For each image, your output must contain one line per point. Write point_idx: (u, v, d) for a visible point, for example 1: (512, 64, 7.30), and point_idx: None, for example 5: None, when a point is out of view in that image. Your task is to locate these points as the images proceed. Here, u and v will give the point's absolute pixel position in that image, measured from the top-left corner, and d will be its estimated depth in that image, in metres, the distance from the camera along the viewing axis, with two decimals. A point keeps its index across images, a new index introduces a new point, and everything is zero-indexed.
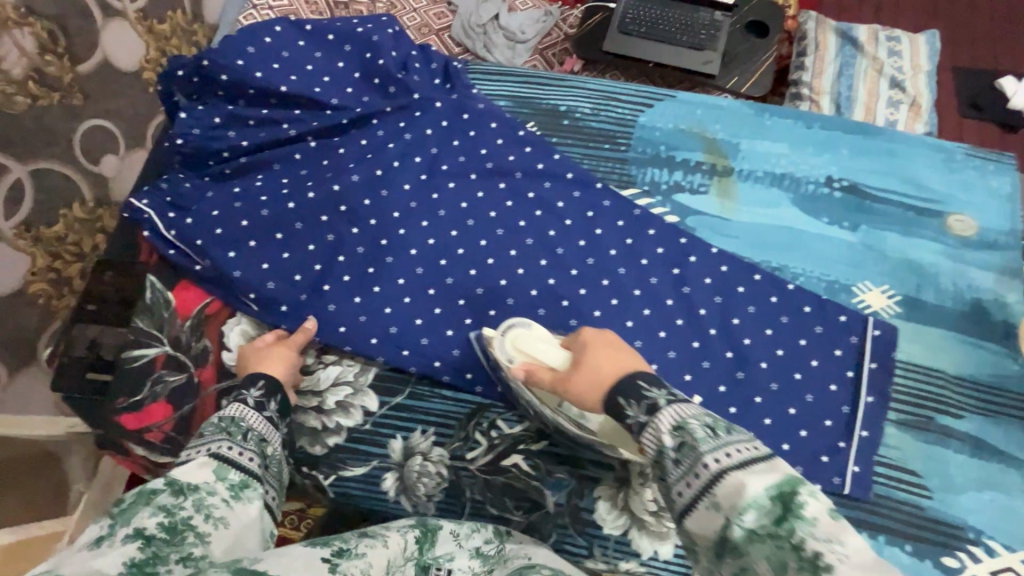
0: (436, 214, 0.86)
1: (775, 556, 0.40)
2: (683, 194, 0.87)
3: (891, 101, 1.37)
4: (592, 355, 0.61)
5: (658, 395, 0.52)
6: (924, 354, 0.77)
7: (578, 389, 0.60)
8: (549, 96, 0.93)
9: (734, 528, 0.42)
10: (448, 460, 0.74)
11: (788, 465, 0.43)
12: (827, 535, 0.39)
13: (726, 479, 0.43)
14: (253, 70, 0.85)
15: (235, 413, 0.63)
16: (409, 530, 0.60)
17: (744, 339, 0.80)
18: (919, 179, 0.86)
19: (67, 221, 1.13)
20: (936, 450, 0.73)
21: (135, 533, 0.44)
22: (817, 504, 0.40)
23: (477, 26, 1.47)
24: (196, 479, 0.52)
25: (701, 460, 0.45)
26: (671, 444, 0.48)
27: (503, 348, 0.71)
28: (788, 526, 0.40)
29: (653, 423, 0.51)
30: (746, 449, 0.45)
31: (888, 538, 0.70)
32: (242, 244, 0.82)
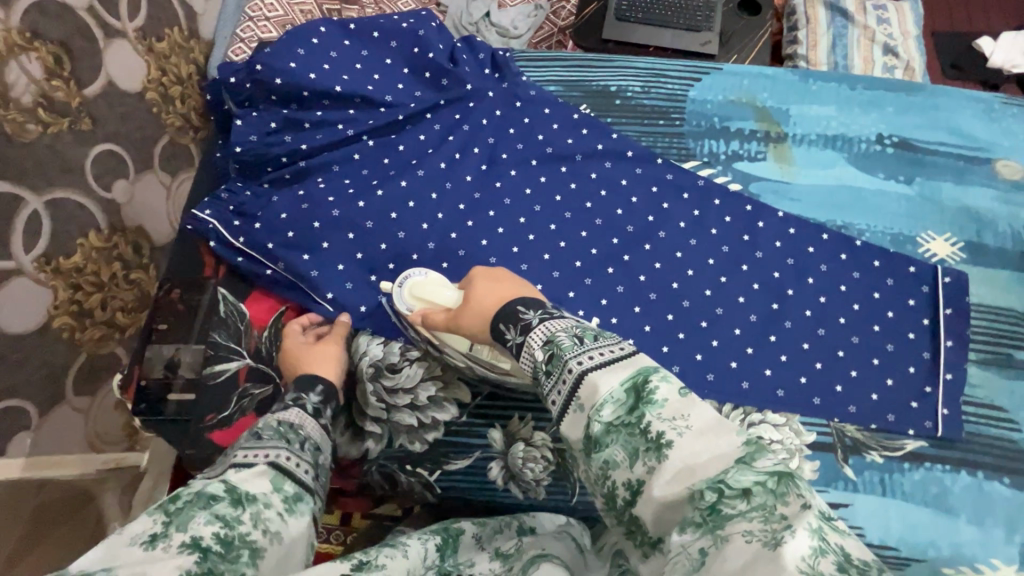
0: (502, 203, 0.85)
1: (629, 443, 0.44)
2: (742, 162, 0.88)
3: (886, 67, 1.41)
4: (476, 290, 0.65)
5: (532, 316, 0.57)
6: (992, 295, 0.80)
7: (468, 321, 0.65)
8: (598, 78, 0.94)
9: (594, 424, 0.46)
10: (552, 443, 0.74)
11: (643, 360, 0.49)
12: (671, 415, 0.44)
13: (585, 378, 0.48)
14: (307, 72, 0.83)
15: (294, 418, 0.61)
16: (431, 537, 0.61)
17: (820, 297, 0.81)
18: (967, 130, 0.89)
19: (85, 251, 1.02)
20: (1017, 385, 0.76)
21: (192, 541, 0.43)
22: (666, 388, 0.46)
23: (469, 24, 1.46)
24: (256, 489, 0.50)
25: (567, 365, 0.50)
26: (542, 357, 0.52)
27: (403, 300, 0.75)
28: (638, 413, 0.45)
29: (526, 343, 0.55)
30: (610, 350, 0.50)
31: (987, 474, 0.73)
32: (314, 247, 0.80)
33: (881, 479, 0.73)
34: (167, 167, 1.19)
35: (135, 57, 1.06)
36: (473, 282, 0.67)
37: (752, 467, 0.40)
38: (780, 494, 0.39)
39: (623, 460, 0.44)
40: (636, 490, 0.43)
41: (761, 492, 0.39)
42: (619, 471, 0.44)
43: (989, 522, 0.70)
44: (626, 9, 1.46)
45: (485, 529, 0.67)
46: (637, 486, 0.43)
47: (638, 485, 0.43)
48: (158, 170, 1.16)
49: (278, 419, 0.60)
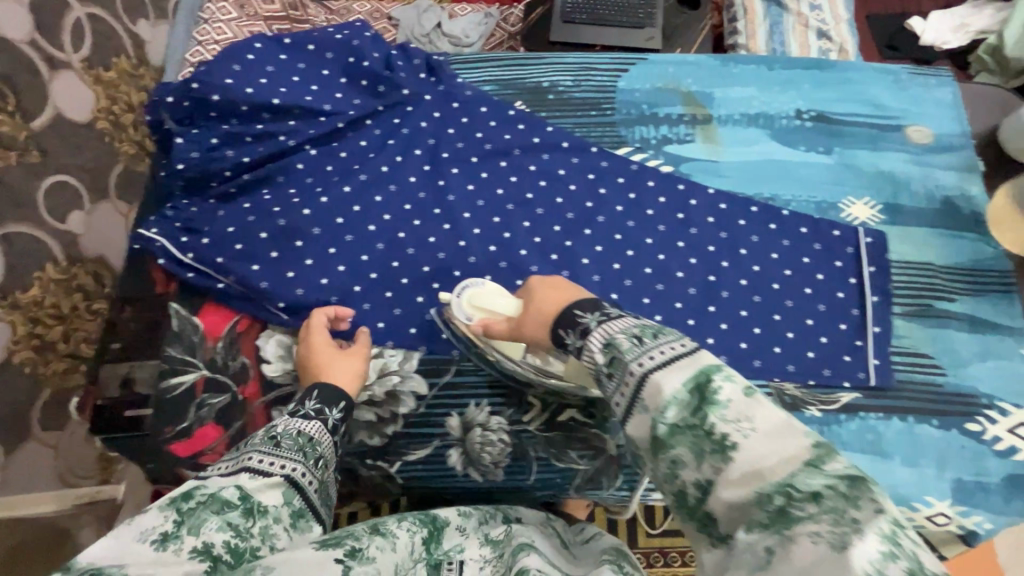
0: (447, 200, 0.88)
1: (695, 447, 0.42)
2: (672, 145, 0.92)
3: (822, 50, 1.49)
4: (536, 297, 0.64)
5: (590, 319, 0.54)
6: (913, 252, 0.86)
7: (529, 324, 0.64)
8: (530, 74, 0.97)
9: (659, 425, 0.43)
10: (508, 426, 0.76)
11: (706, 355, 0.45)
12: (736, 415, 0.41)
13: (649, 380, 0.45)
14: (243, 88, 0.86)
15: (313, 432, 0.61)
16: (416, 530, 0.58)
17: (754, 266, 0.85)
18: (878, 100, 0.95)
19: (42, 283, 1.01)
20: (940, 332, 0.81)
21: (203, 548, 0.45)
22: (731, 387, 0.43)
23: (422, 35, 1.58)
24: (268, 501, 0.52)
25: (628, 367, 0.47)
26: (603, 360, 0.50)
27: (461, 309, 0.76)
28: (702, 414, 0.42)
29: (585, 346, 0.53)
30: (672, 348, 0.46)
31: (918, 417, 0.77)
32: (262, 257, 0.82)
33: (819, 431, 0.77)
34: (126, 194, 1.19)
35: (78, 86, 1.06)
36: (532, 289, 0.66)
37: (822, 470, 0.38)
38: (853, 498, 0.36)
39: (689, 460, 0.42)
40: (706, 489, 0.41)
41: (833, 496, 0.36)
42: (688, 471, 0.42)
43: (921, 462, 0.75)
44: (571, 12, 1.49)
45: (470, 519, 0.66)
46: (706, 485, 0.41)
47: (708, 485, 0.41)
48: (116, 199, 1.16)
49: (298, 429, 0.60)
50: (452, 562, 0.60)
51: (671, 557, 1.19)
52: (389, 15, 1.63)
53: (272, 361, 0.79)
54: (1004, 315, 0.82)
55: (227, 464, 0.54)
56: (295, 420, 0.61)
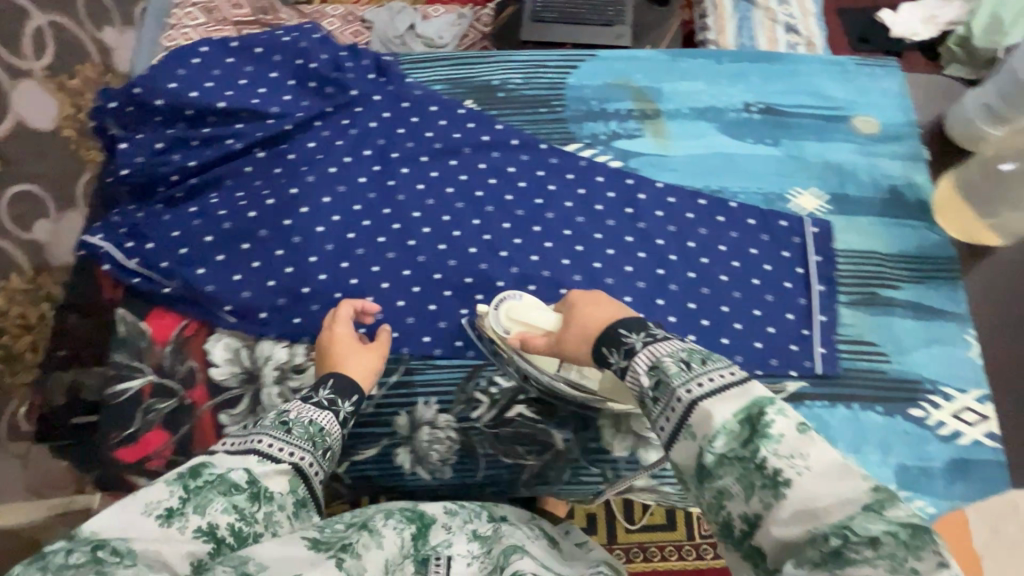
0: (396, 200, 0.88)
1: (745, 477, 0.43)
2: (621, 140, 0.93)
3: (790, 45, 1.45)
4: (576, 312, 0.65)
5: (635, 339, 0.55)
6: (858, 241, 0.86)
7: (571, 343, 0.64)
8: (481, 73, 0.97)
9: (707, 455, 0.45)
10: (457, 424, 0.77)
11: (756, 385, 0.47)
12: (789, 450, 0.42)
13: (698, 406, 0.47)
14: (188, 91, 0.86)
15: (325, 423, 0.61)
16: (404, 527, 0.60)
17: (702, 258, 0.86)
18: (825, 91, 0.96)
19: (7, 293, 1.12)
20: (885, 320, 0.82)
21: (208, 529, 0.48)
22: (784, 421, 0.44)
23: (395, 38, 1.60)
24: (275, 488, 0.53)
25: (676, 394, 0.48)
26: (649, 383, 0.51)
27: (499, 320, 0.74)
28: (753, 447, 0.43)
29: (630, 366, 0.54)
30: (721, 377, 0.48)
31: (862, 405, 0.78)
32: (209, 260, 0.82)
33: None
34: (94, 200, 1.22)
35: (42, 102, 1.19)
36: (572, 304, 0.66)
37: (882, 515, 0.39)
38: (913, 548, 0.37)
39: (738, 492, 0.43)
40: (755, 522, 0.43)
41: (891, 542, 0.37)
42: (735, 503, 0.44)
43: (865, 448, 0.76)
44: (542, 11, 1.46)
45: (454, 518, 0.66)
46: (754, 518, 0.43)
47: (756, 519, 0.43)
48: (83, 208, 1.21)
49: (309, 419, 0.60)
50: (439, 558, 0.59)
51: (650, 552, 1.18)
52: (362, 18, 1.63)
53: (220, 365, 0.79)
54: (948, 301, 0.83)
55: (237, 441, 0.55)
56: (308, 408, 0.61)
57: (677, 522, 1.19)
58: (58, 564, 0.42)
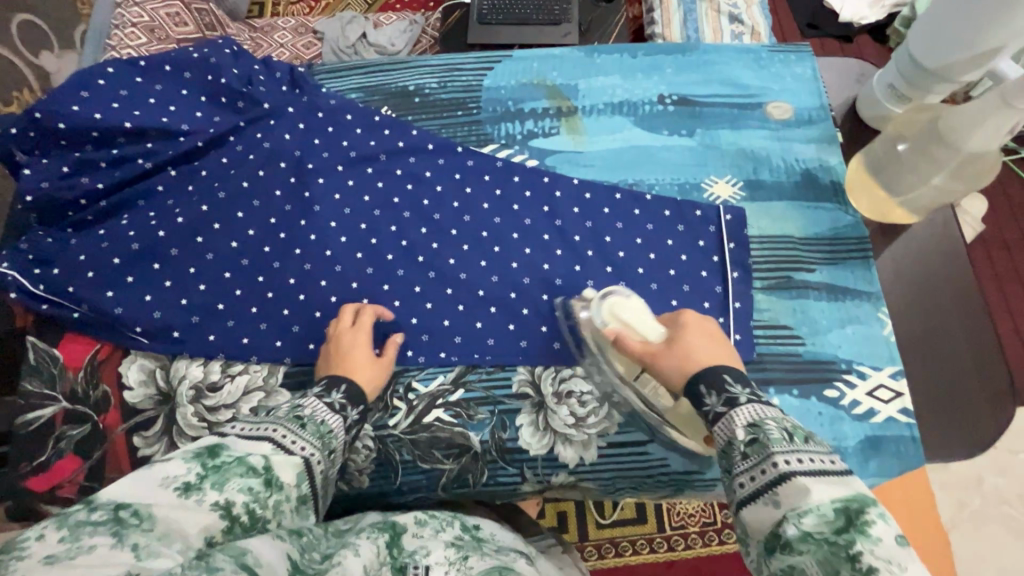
0: (313, 211, 0.88)
1: (829, 561, 0.42)
2: (537, 139, 0.93)
3: (734, 35, 1.40)
4: (687, 339, 0.66)
5: (740, 393, 0.57)
6: (773, 226, 0.87)
7: (664, 364, 0.65)
8: (395, 79, 0.97)
9: (790, 527, 0.46)
10: (373, 432, 0.76)
11: (857, 483, 0.48)
12: (887, 555, 0.42)
13: (791, 480, 0.48)
14: (92, 113, 0.85)
15: (335, 426, 0.62)
16: (377, 535, 0.58)
17: (619, 252, 0.86)
18: (738, 79, 0.96)
19: None
20: (800, 303, 0.83)
21: (224, 505, 0.48)
22: (884, 526, 0.43)
23: (347, 47, 1.59)
24: (286, 478, 0.53)
25: (772, 458, 0.50)
26: (744, 438, 0.53)
27: (598, 310, 0.75)
28: (847, 538, 0.43)
29: (729, 415, 0.56)
30: (824, 461, 0.50)
31: (778, 388, 0.78)
32: (120, 282, 0.81)
33: None
34: None
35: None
36: (686, 329, 0.67)
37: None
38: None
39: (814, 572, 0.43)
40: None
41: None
42: None
43: None
44: (488, 13, 1.46)
45: (425, 527, 0.63)
46: None
47: None
48: None
49: (322, 419, 0.61)
50: (416, 566, 0.54)
51: (622, 546, 1.18)
52: (313, 30, 1.62)
53: (134, 387, 0.79)
54: (862, 281, 0.84)
55: (248, 426, 0.55)
56: (322, 408, 0.62)
57: (647, 515, 1.19)
58: (81, 519, 0.43)
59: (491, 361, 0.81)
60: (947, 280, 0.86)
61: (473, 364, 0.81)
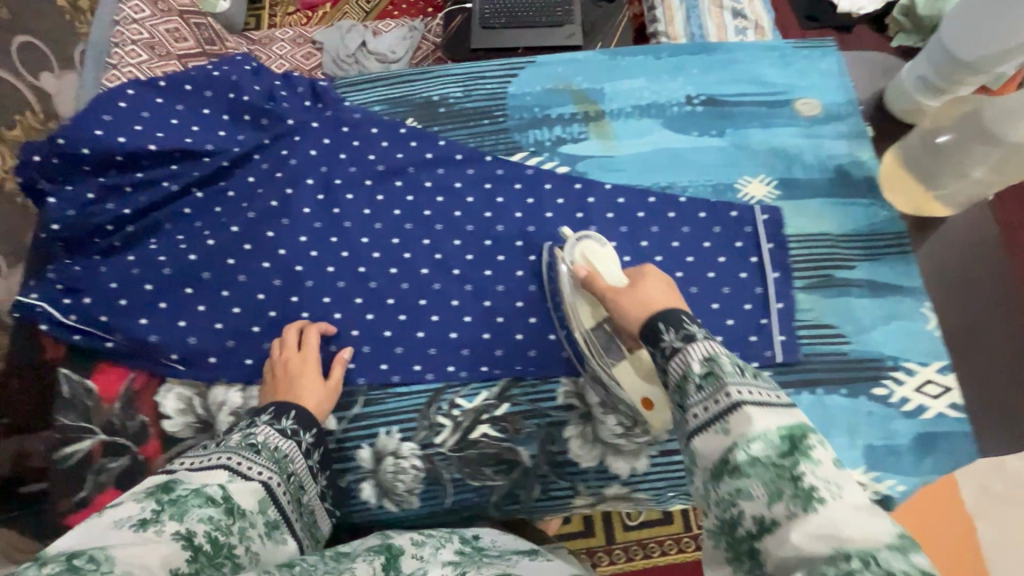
0: (343, 227, 0.86)
1: (774, 483, 0.41)
2: (567, 145, 0.92)
3: (738, 30, 1.39)
4: (647, 283, 0.69)
5: (698, 330, 0.56)
6: (810, 224, 0.86)
7: (625, 304, 0.68)
8: (419, 90, 0.96)
9: (739, 452, 0.44)
10: (421, 451, 0.75)
11: (801, 414, 0.46)
12: (826, 476, 0.41)
13: (740, 408, 0.46)
14: (115, 137, 0.83)
15: (289, 451, 0.64)
16: (374, 557, 0.56)
17: (657, 257, 0.85)
18: (764, 77, 0.95)
19: None
20: (842, 301, 0.82)
21: (185, 534, 0.48)
22: (824, 452, 0.43)
23: (347, 57, 1.56)
24: (247, 505, 0.55)
25: (725, 388, 0.48)
26: (699, 370, 0.51)
27: (570, 252, 0.79)
28: (792, 460, 0.42)
29: (685, 350, 0.54)
30: (770, 393, 0.48)
31: (826, 389, 0.78)
32: (154, 309, 0.79)
33: None
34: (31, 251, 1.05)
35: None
36: (645, 275, 0.70)
37: (907, 557, 0.36)
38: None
39: (760, 496, 0.42)
40: (768, 527, 0.41)
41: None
42: (752, 505, 0.42)
43: (832, 433, 0.75)
44: (491, 16, 1.41)
45: (422, 548, 0.62)
46: (768, 524, 0.41)
47: (772, 525, 0.41)
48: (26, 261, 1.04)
49: (275, 444, 0.63)
50: None
51: (650, 548, 1.17)
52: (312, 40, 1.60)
53: (172, 416, 0.77)
54: (903, 277, 0.83)
55: (200, 460, 0.57)
56: (275, 434, 0.64)
57: (674, 515, 1.18)
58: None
59: (535, 373, 0.79)
60: (998, 283, 0.85)
61: (517, 377, 0.79)
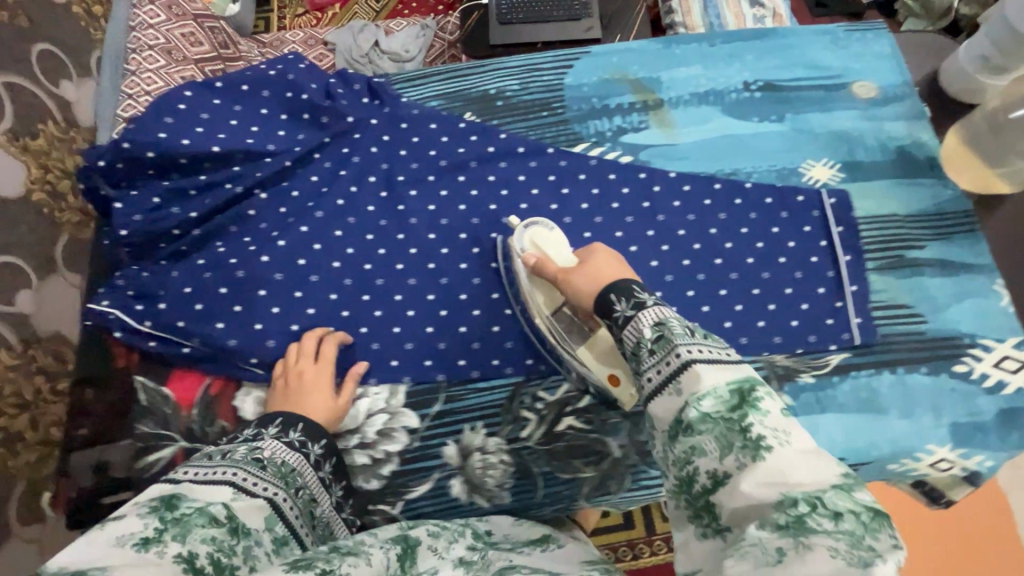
0: (409, 223, 0.85)
1: (724, 436, 0.45)
2: (628, 134, 0.92)
3: (756, 18, 1.34)
4: (595, 261, 0.71)
5: (647, 297, 0.59)
6: (876, 205, 0.87)
7: (577, 283, 0.69)
8: (476, 83, 0.95)
9: (691, 410, 0.48)
10: (507, 446, 0.75)
11: (748, 370, 0.50)
12: (774, 425, 0.45)
13: (692, 366, 0.50)
14: (179, 139, 0.82)
15: (297, 464, 0.63)
16: (390, 546, 0.58)
17: (726, 244, 0.85)
18: (819, 61, 0.96)
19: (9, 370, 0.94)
20: (915, 281, 0.82)
21: (187, 556, 0.46)
22: (771, 402, 0.47)
23: (361, 56, 1.54)
24: (252, 524, 0.53)
25: (675, 350, 0.52)
26: (651, 336, 0.54)
27: (520, 240, 0.79)
28: (741, 412, 0.46)
29: (636, 318, 0.57)
30: (720, 351, 0.52)
31: (907, 368, 0.78)
32: (228, 313, 0.78)
33: (816, 399, 0.77)
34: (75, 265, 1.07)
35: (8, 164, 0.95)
36: (593, 255, 0.72)
37: (852, 495, 0.40)
38: (871, 529, 0.38)
39: (712, 449, 0.46)
40: (720, 481, 0.45)
41: (854, 519, 0.38)
42: (705, 459, 0.46)
43: (918, 412, 0.76)
44: (508, 12, 1.35)
45: (438, 539, 0.62)
46: (721, 477, 0.45)
47: (723, 476, 0.45)
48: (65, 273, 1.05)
49: (282, 459, 0.62)
50: None
51: None
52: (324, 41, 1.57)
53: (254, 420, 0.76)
54: (973, 254, 0.84)
55: (205, 471, 0.55)
56: (282, 448, 0.62)
57: None
58: None
59: None
60: None
61: None
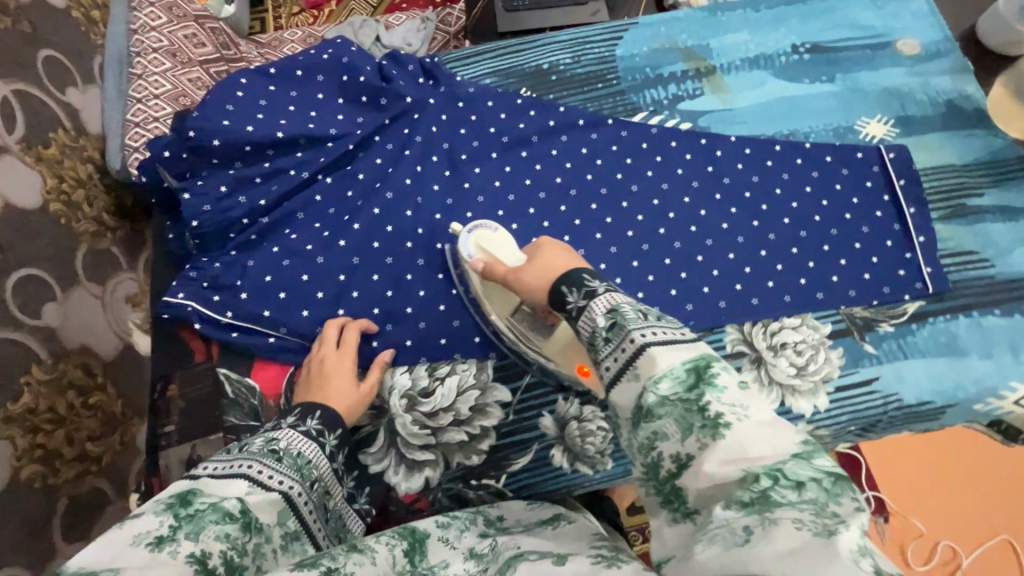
0: (476, 201, 0.85)
1: (684, 418, 0.42)
2: (685, 102, 0.92)
3: None
4: (543, 253, 0.66)
5: (598, 284, 0.54)
6: (933, 157, 0.89)
7: (526, 278, 0.64)
8: (528, 59, 0.95)
9: (649, 395, 0.44)
10: (603, 413, 0.75)
11: (704, 347, 0.46)
12: (731, 401, 0.42)
13: (646, 352, 0.46)
14: (243, 126, 0.79)
15: (312, 455, 0.60)
16: (397, 543, 0.56)
17: (793, 203, 0.86)
18: (862, 21, 0.97)
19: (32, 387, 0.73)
20: (978, 228, 0.84)
21: (200, 556, 0.44)
22: (728, 376, 0.44)
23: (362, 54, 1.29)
24: (265, 519, 0.51)
25: (629, 335, 0.47)
26: (604, 323, 0.50)
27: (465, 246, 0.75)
28: (698, 392, 0.43)
29: (588, 307, 0.52)
30: (675, 332, 0.48)
31: (981, 311, 0.80)
32: (311, 300, 0.77)
33: (898, 345, 0.79)
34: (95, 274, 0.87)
35: (21, 171, 0.76)
36: (540, 248, 0.67)
37: (811, 463, 0.38)
38: (834, 494, 0.37)
39: (673, 434, 0.42)
40: (684, 464, 0.41)
41: (816, 487, 0.37)
42: (668, 444, 0.42)
43: (997, 352, 0.78)
44: None
45: (448, 530, 0.63)
46: (685, 459, 0.41)
47: (688, 460, 0.41)
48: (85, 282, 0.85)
49: (298, 449, 0.59)
50: None
51: None
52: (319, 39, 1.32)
53: None
54: None
55: (221, 465, 0.53)
56: (297, 437, 0.60)
57: None
58: None
59: (698, 326, 0.80)
60: None
61: None
